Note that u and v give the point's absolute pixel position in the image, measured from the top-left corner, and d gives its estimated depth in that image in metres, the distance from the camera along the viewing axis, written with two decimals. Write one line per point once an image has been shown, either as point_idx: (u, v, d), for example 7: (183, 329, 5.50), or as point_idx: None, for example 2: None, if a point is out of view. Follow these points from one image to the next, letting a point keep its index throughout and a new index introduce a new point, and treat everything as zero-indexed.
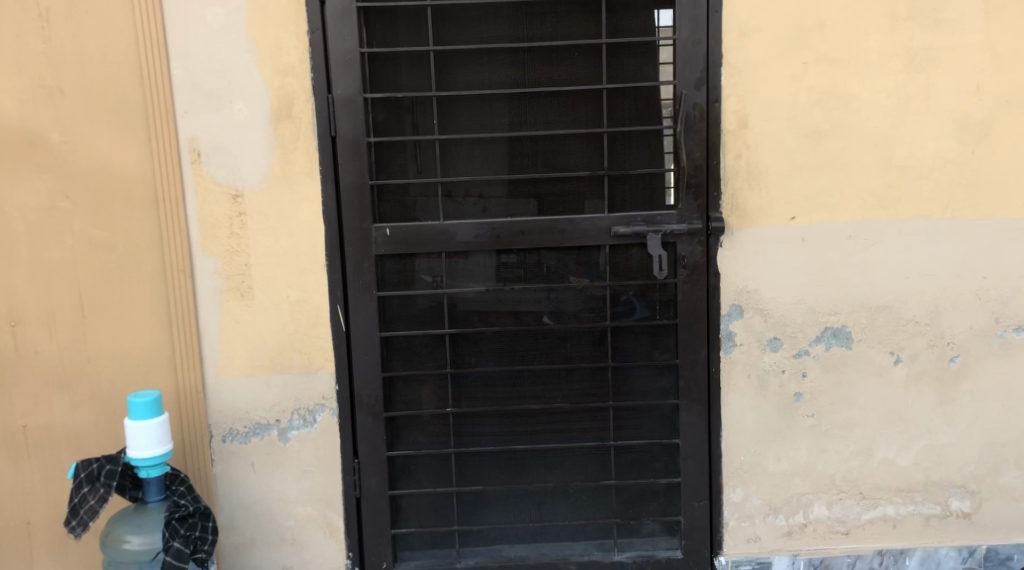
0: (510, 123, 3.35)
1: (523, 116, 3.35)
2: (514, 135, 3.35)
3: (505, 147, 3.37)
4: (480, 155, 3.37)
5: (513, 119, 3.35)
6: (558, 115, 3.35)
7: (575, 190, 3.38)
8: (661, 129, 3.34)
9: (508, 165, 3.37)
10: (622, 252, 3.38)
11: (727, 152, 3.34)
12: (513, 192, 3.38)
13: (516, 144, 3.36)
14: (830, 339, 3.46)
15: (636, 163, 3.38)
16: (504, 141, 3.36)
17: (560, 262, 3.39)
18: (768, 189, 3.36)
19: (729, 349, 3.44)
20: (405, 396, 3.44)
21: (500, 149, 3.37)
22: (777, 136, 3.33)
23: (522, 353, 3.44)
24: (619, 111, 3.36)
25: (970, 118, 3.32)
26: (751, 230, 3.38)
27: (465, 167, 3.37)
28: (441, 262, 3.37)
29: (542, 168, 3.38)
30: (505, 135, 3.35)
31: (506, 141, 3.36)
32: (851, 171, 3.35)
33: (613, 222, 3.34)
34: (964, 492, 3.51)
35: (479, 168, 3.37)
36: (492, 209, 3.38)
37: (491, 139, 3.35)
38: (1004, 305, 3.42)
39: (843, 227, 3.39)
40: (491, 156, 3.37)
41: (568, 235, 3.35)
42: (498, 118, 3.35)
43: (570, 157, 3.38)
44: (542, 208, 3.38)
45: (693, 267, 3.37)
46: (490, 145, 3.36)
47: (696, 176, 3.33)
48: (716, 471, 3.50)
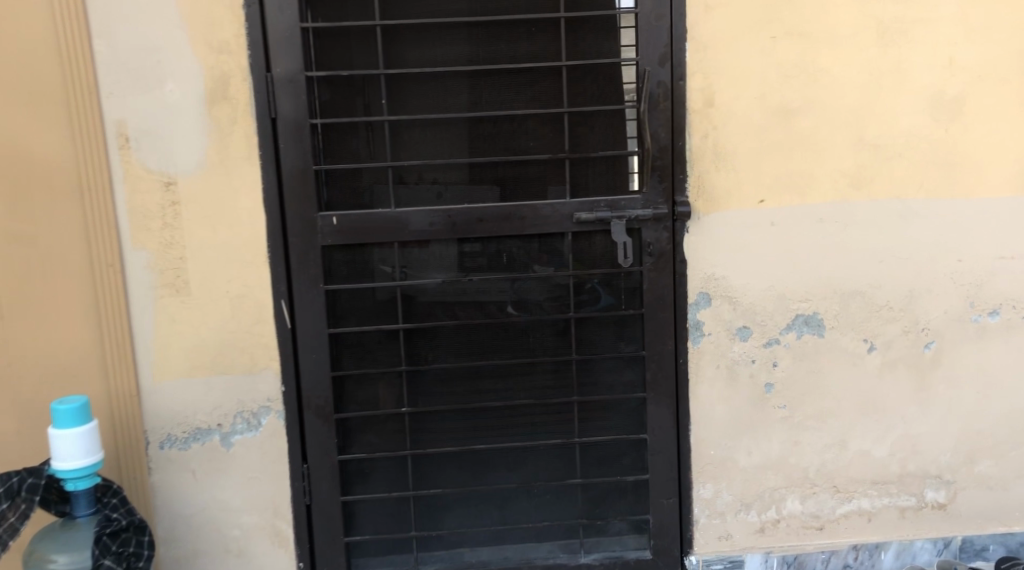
0: (464, 102, 3.15)
1: (479, 95, 3.15)
2: (468, 116, 3.14)
3: (459, 128, 3.16)
4: (432, 138, 3.16)
5: (468, 98, 3.15)
6: (516, 95, 3.16)
7: (535, 174, 3.19)
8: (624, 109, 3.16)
9: (463, 148, 3.17)
10: (584, 240, 3.21)
11: (693, 133, 3.17)
12: (469, 177, 3.18)
13: (471, 126, 3.16)
14: (802, 326, 3.32)
15: (597, 145, 3.19)
16: (458, 122, 3.16)
17: (519, 251, 3.20)
18: (736, 172, 3.21)
19: (698, 339, 3.29)
20: (357, 396, 3.24)
21: (454, 132, 3.16)
22: (745, 115, 3.18)
23: (482, 347, 3.25)
24: (580, 90, 3.17)
25: (944, 94, 3.19)
26: (719, 214, 3.22)
27: (417, 150, 3.16)
28: (393, 253, 3.17)
29: (499, 151, 3.18)
30: (459, 116, 3.14)
31: (459, 122, 3.15)
32: (822, 152, 3.22)
33: (575, 208, 3.16)
34: (939, 483, 3.40)
35: (432, 151, 3.16)
36: (447, 195, 3.18)
37: (444, 120, 3.15)
38: (980, 289, 3.30)
39: (814, 210, 3.25)
40: (445, 139, 3.16)
41: (527, 222, 3.16)
42: (451, 98, 3.14)
43: (528, 140, 3.18)
44: (500, 194, 3.19)
45: (660, 254, 3.21)
46: (443, 127, 3.16)
47: (661, 158, 3.16)
48: (686, 467, 3.35)
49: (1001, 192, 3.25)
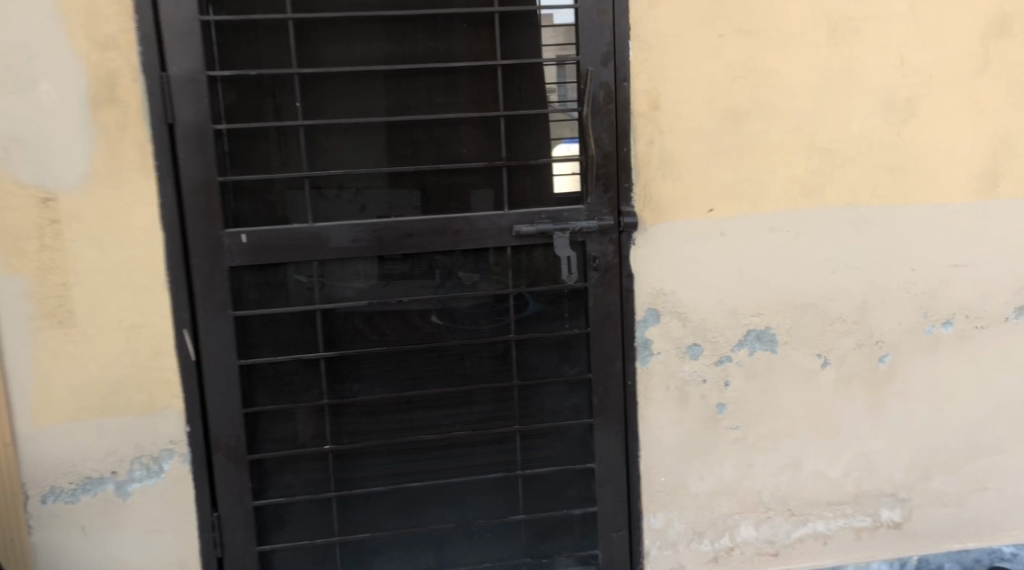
0: (388, 105, 2.84)
1: (405, 97, 2.84)
2: (394, 120, 2.83)
3: (384, 134, 2.85)
4: (354, 144, 2.84)
5: (394, 101, 2.84)
6: (447, 96, 2.86)
7: (469, 183, 2.90)
8: (565, 112, 2.90)
9: (389, 156, 2.86)
10: (525, 254, 2.94)
11: (638, 138, 2.94)
12: (395, 187, 2.87)
13: (396, 131, 2.85)
14: (754, 342, 3.12)
15: (537, 151, 2.92)
16: (382, 127, 2.84)
17: (453, 269, 2.91)
18: (685, 179, 2.99)
19: (646, 359, 3.06)
20: (274, 434, 2.89)
21: (377, 137, 2.85)
22: (693, 118, 2.96)
23: (413, 375, 2.95)
24: (516, 91, 2.89)
25: (896, 96, 3.04)
26: (667, 225, 3.00)
27: (337, 158, 2.83)
28: (311, 274, 2.83)
29: (428, 158, 2.87)
30: (383, 120, 2.83)
31: (384, 126, 2.84)
32: (773, 157, 3.03)
33: (513, 220, 2.89)
34: (895, 501, 3.27)
35: (354, 159, 2.84)
36: (371, 208, 2.85)
37: (367, 125, 2.83)
38: (933, 299, 3.18)
39: (765, 219, 3.06)
40: (368, 145, 2.85)
41: (462, 237, 2.87)
42: (374, 100, 2.83)
43: (461, 145, 2.89)
44: (430, 205, 2.88)
45: (606, 269, 2.96)
46: (366, 132, 2.84)
47: (606, 165, 2.91)
48: (636, 496, 3.12)
49: (953, 197, 3.13)
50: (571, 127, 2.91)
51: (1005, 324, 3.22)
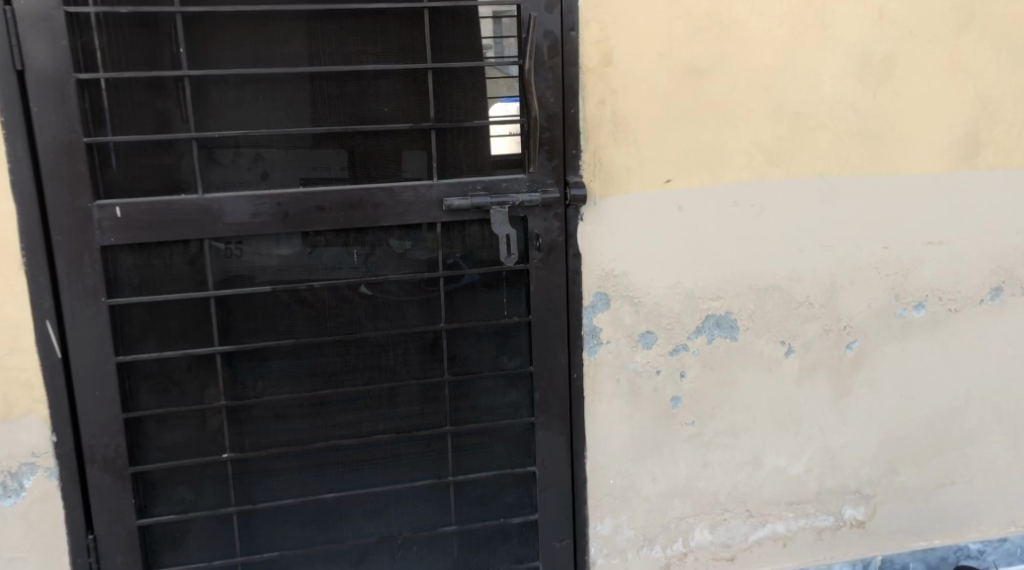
0: (292, 54, 2.39)
1: (314, 44, 2.39)
2: (299, 72, 2.39)
3: (288, 88, 2.40)
4: (252, 100, 2.38)
5: (300, 49, 2.39)
6: (364, 44, 2.42)
7: (391, 148, 2.48)
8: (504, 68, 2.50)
9: (294, 115, 2.42)
10: (456, 231, 2.55)
11: (587, 98, 2.56)
12: (303, 152, 2.43)
13: (304, 85, 2.41)
14: (712, 328, 2.80)
15: (470, 111, 2.52)
16: (286, 79, 2.39)
17: (373, 248, 2.50)
18: (639, 145, 2.63)
19: (594, 349, 2.72)
20: (161, 442, 2.47)
21: (281, 92, 2.40)
22: (648, 75, 2.59)
23: (327, 371, 2.55)
24: (445, 39, 2.47)
25: (873, 53, 2.72)
26: (617, 198, 2.65)
27: (232, 117, 2.38)
28: (203, 255, 2.40)
29: (343, 118, 2.45)
30: (287, 72, 2.38)
31: (288, 79, 2.39)
32: (736, 121, 2.67)
33: (443, 193, 2.50)
34: (859, 498, 3.02)
35: (252, 118, 2.39)
36: (274, 176, 2.42)
37: (267, 76, 2.38)
38: (905, 280, 2.90)
39: (727, 192, 2.72)
40: (269, 101, 2.39)
41: (384, 212, 2.47)
42: (276, 47, 2.37)
43: (381, 104, 2.47)
44: (346, 174, 2.46)
45: (549, 249, 2.61)
46: (267, 85, 2.38)
47: (550, 129, 2.53)
48: (581, 501, 2.79)
49: (930, 167, 2.84)
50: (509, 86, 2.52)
51: (979, 307, 2.97)
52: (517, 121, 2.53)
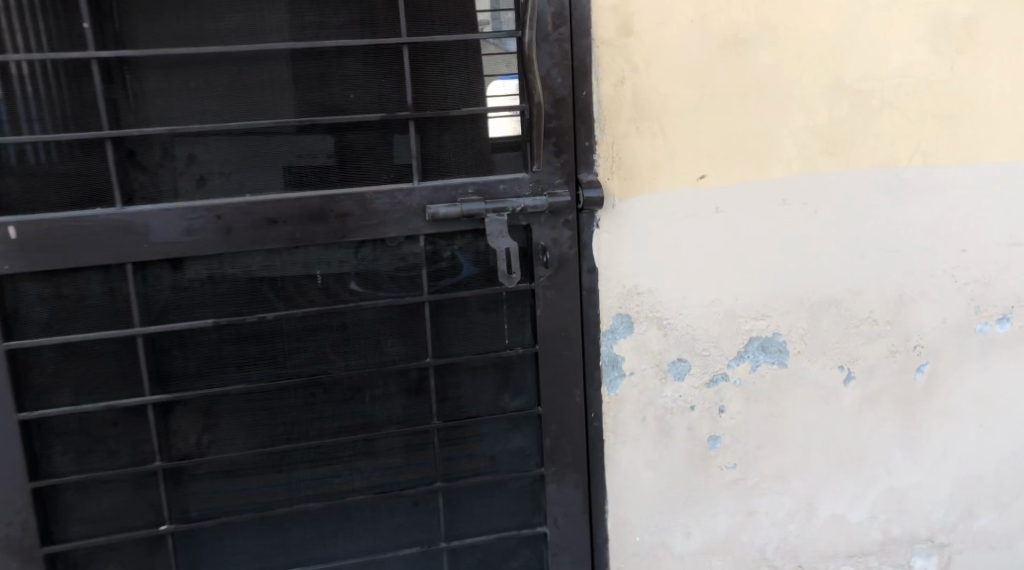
0: (230, 28, 1.90)
1: (260, 14, 1.90)
2: (238, 51, 1.90)
3: (227, 71, 1.91)
4: (182, 88, 1.90)
5: (243, 21, 1.90)
6: (324, 14, 1.93)
7: (361, 144, 1.99)
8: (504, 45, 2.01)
9: (236, 105, 1.93)
10: (444, 246, 2.07)
11: (603, 77, 2.07)
12: (249, 152, 1.95)
13: (246, 67, 1.92)
14: (757, 353, 2.32)
15: (458, 95, 2.02)
16: (223, 60, 1.90)
17: (341, 269, 2.03)
18: (666, 134, 2.14)
19: (616, 383, 2.24)
20: (85, 513, 2.00)
21: (217, 76, 1.91)
22: (678, 47, 2.09)
23: (288, 419, 2.08)
24: (425, 7, 1.97)
25: (950, 14, 2.22)
26: (640, 199, 2.17)
27: (157, 108, 1.90)
28: (126, 283, 1.92)
29: (299, 108, 1.96)
30: (223, 51, 1.89)
31: (226, 60, 1.90)
32: (785, 103, 2.18)
33: (427, 198, 2.02)
34: (931, 547, 2.54)
35: (182, 110, 1.90)
36: (214, 182, 1.94)
37: (200, 58, 1.89)
38: (987, 288, 2.41)
39: (774, 188, 2.23)
40: (203, 88, 1.91)
41: (353, 224, 1.99)
42: (211, 20, 1.88)
43: (347, 88, 1.97)
44: (304, 177, 1.98)
45: (559, 264, 2.12)
46: (199, 68, 1.90)
47: (558, 117, 2.05)
48: (602, 564, 2.33)
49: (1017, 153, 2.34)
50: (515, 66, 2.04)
51: None
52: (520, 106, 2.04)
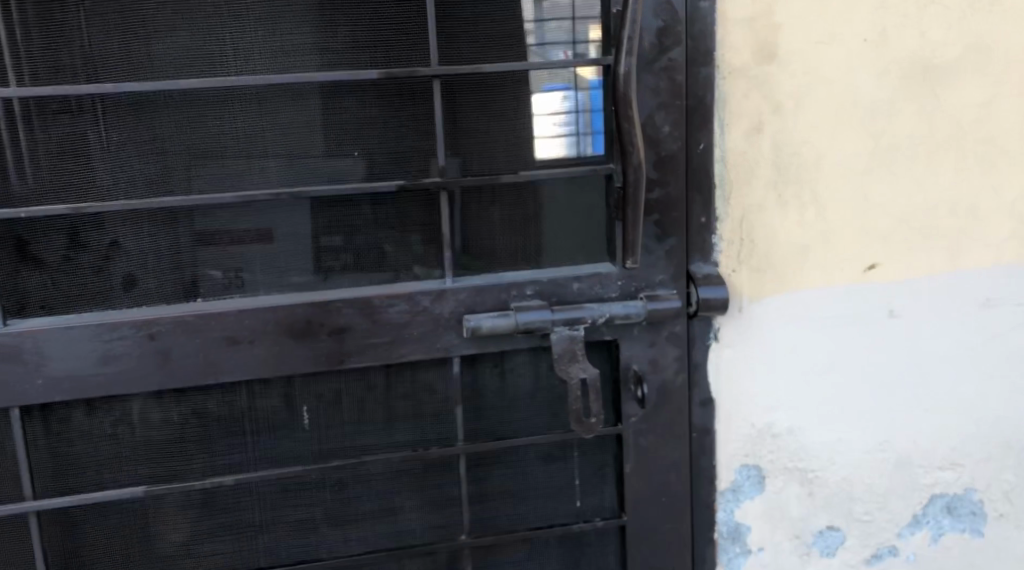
0: (176, 53, 1.25)
1: (217, 33, 1.25)
2: (187, 88, 1.25)
3: (170, 119, 1.27)
4: (100, 146, 1.26)
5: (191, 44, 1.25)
6: (320, 33, 1.28)
7: (371, 226, 1.35)
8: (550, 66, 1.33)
9: (179, 170, 1.28)
10: (490, 373, 1.42)
11: (731, 125, 1.40)
12: (200, 237, 1.31)
13: (196, 112, 1.27)
14: (941, 519, 1.60)
15: (511, 151, 1.36)
16: (163, 103, 1.27)
17: (340, 407, 1.39)
18: (823, 206, 1.45)
19: (736, 563, 1.55)
20: None
21: (157, 126, 1.27)
22: (845, 78, 1.40)
23: None
24: (464, 24, 1.31)
25: None
26: (781, 301, 1.48)
27: (61, 176, 1.25)
28: (16, 435, 1.30)
29: (286, 179, 1.31)
30: (164, 87, 1.24)
31: (167, 101, 1.26)
32: (999, 161, 1.48)
33: (464, 305, 1.36)
34: None
35: (97, 179, 1.26)
36: (147, 283, 1.31)
37: (123, 101, 1.25)
38: None
39: (976, 282, 1.52)
40: (129, 146, 1.26)
41: (354, 343, 1.33)
42: (142, 43, 1.24)
43: (343, 142, 1.31)
44: (285, 274, 1.34)
45: (659, 398, 1.44)
46: (128, 115, 1.26)
47: (664, 183, 1.37)
48: None
49: None
50: (560, 79, 1.35)
51: None
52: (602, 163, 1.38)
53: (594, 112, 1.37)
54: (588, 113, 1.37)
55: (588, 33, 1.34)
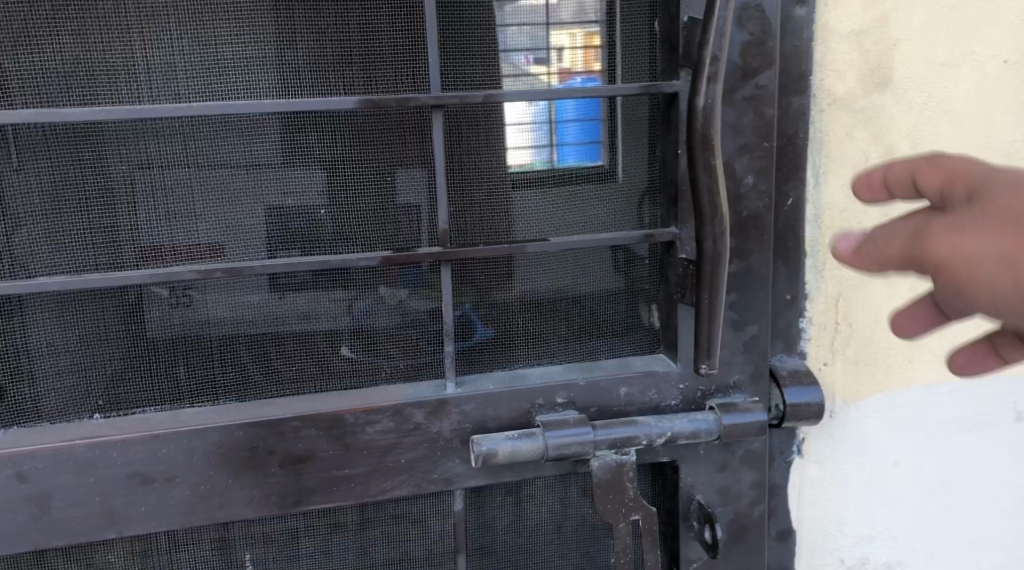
0: (89, 68, 0.89)
1: (129, 52, 0.90)
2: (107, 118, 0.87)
3: (70, 163, 0.90)
4: None
5: (91, 63, 0.89)
6: (277, 51, 0.92)
7: (345, 310, 0.98)
8: (587, 94, 0.97)
9: (71, 238, 0.92)
10: (504, 506, 1.04)
11: (831, 171, 1.04)
12: (95, 332, 0.93)
13: (124, 148, 0.91)
14: None
15: (535, 212, 1.01)
16: (76, 136, 0.90)
17: (298, 558, 1.00)
18: None
19: None
20: None
21: (65, 169, 0.90)
22: (978, 114, 1.06)
23: None
24: (472, 40, 0.97)
25: None
26: (886, 402, 1.12)
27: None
28: None
29: (252, 246, 0.95)
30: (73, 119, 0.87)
31: (81, 134, 0.90)
32: None
33: (472, 420, 0.98)
34: None
35: None
36: (37, 389, 0.93)
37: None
38: None
39: None
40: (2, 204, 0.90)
41: (319, 476, 0.95)
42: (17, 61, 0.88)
43: (306, 198, 0.95)
44: (220, 379, 0.96)
45: (731, 536, 1.07)
46: (27, 152, 0.90)
47: (743, 253, 1.01)
48: None
49: None
50: (524, 82, 1.00)
51: None
52: (636, 178, 1.04)
53: (559, 123, 0.99)
54: (552, 124, 1.00)
55: (558, 42, 1.00)
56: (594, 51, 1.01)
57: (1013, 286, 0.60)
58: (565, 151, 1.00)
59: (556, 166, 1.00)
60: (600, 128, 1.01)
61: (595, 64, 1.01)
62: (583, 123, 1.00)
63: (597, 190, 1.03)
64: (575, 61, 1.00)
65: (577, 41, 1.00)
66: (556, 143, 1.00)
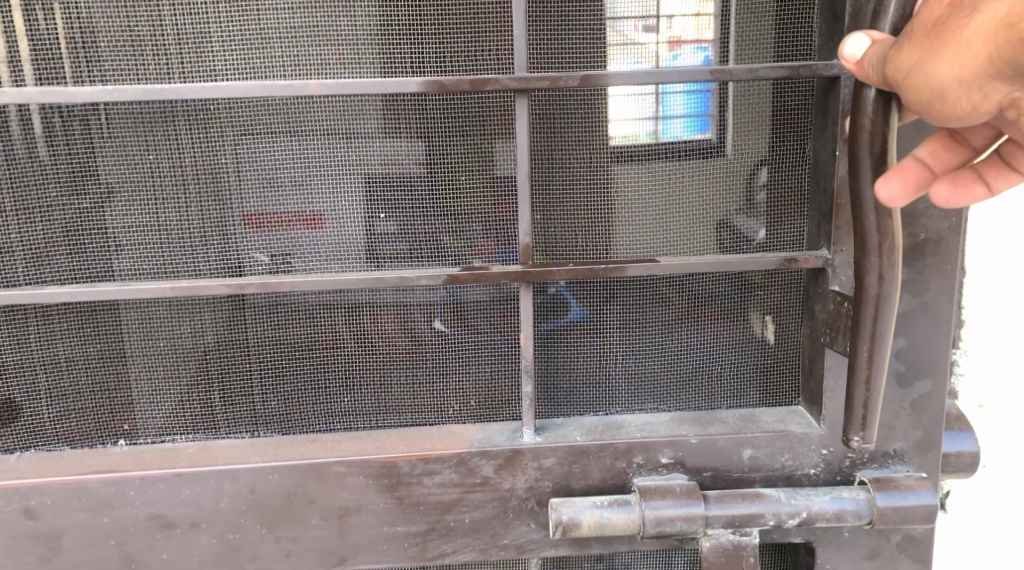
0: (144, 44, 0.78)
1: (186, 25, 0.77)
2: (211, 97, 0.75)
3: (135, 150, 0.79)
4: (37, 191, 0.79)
5: (145, 37, 0.77)
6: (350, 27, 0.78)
7: (414, 331, 0.82)
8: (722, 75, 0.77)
9: (128, 236, 0.80)
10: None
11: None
12: (139, 345, 0.81)
13: (226, 130, 0.79)
14: None
15: (659, 219, 0.84)
16: (170, 118, 0.79)
17: None
18: None
19: None
20: None
21: (160, 155, 0.79)
22: None
23: None
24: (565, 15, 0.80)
25: None
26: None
27: (20, 229, 0.79)
28: None
29: (354, 250, 0.82)
30: (172, 96, 0.75)
31: (178, 115, 0.79)
32: None
33: (554, 476, 0.80)
34: None
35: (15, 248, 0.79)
36: (120, 406, 0.82)
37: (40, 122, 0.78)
38: None
39: None
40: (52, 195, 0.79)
41: (368, 530, 0.80)
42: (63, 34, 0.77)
43: (396, 193, 0.81)
44: (269, 405, 0.83)
45: None
46: (119, 133, 0.78)
47: (919, 288, 0.79)
48: None
49: None
50: (630, 53, 0.81)
51: None
52: (746, 149, 0.83)
53: (667, 94, 0.81)
54: (658, 95, 0.81)
55: (673, 6, 0.82)
56: (707, 19, 0.82)
57: (931, 90, 0.59)
58: (671, 124, 0.82)
59: (660, 138, 0.82)
60: (712, 99, 0.82)
61: (705, 33, 0.82)
62: (693, 93, 0.81)
63: (721, 187, 0.84)
64: (686, 29, 0.82)
65: (692, 6, 0.82)
66: (661, 115, 0.82)
